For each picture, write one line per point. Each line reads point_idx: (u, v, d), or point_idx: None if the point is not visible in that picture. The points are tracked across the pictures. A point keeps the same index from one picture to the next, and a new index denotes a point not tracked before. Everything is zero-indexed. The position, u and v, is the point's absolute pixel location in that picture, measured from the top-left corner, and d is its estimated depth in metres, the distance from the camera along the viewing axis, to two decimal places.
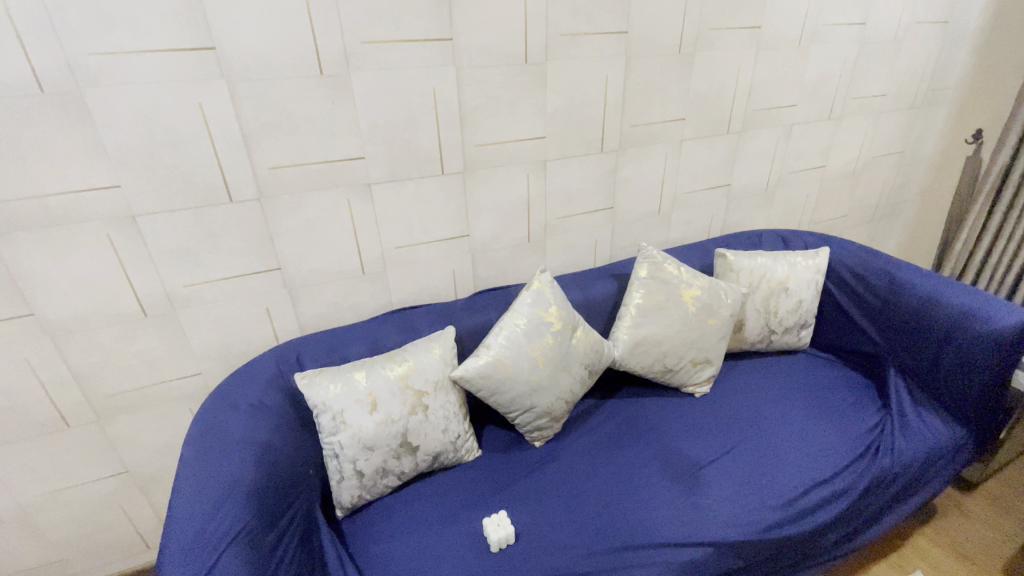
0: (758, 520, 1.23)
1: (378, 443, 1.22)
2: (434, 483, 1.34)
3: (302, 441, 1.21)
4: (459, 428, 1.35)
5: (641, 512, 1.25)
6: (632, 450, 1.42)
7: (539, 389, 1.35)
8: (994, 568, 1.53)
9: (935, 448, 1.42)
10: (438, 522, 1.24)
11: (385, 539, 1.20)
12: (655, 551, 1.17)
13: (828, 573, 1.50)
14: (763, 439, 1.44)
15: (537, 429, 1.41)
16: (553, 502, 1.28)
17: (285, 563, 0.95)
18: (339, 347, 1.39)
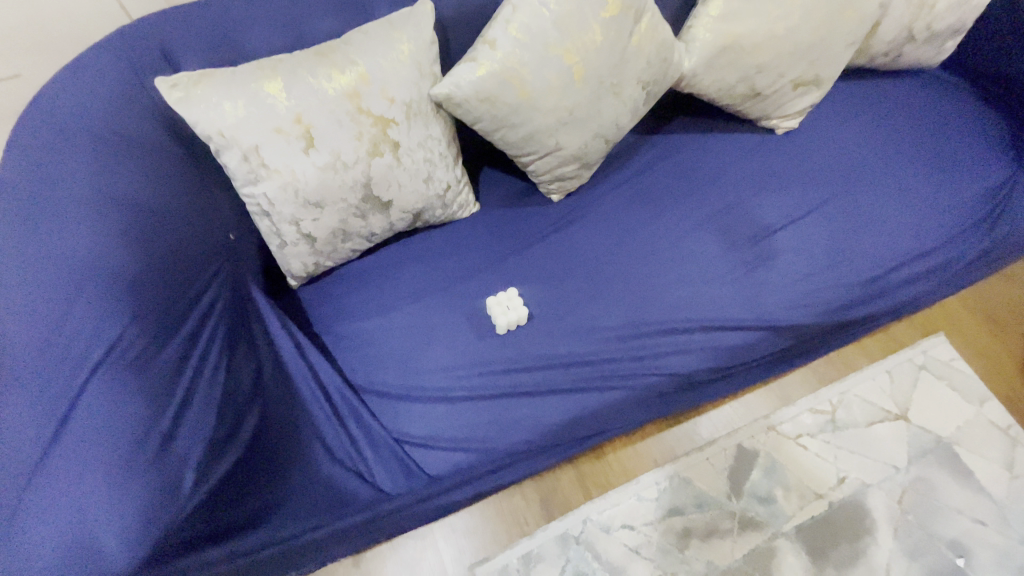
0: (830, 302, 0.98)
1: (327, 198, 0.81)
2: (419, 246, 1.01)
3: (206, 191, 0.78)
4: (448, 176, 0.93)
5: (690, 286, 0.96)
6: (684, 206, 1.05)
7: (571, 121, 0.87)
8: (1019, 331, 1.45)
9: None
10: (425, 297, 0.94)
11: (356, 316, 0.92)
12: (703, 334, 0.93)
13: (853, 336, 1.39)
14: (858, 198, 1.07)
15: (558, 180, 0.99)
16: (577, 274, 0.97)
17: (203, 383, 0.65)
18: (235, 34, 0.81)
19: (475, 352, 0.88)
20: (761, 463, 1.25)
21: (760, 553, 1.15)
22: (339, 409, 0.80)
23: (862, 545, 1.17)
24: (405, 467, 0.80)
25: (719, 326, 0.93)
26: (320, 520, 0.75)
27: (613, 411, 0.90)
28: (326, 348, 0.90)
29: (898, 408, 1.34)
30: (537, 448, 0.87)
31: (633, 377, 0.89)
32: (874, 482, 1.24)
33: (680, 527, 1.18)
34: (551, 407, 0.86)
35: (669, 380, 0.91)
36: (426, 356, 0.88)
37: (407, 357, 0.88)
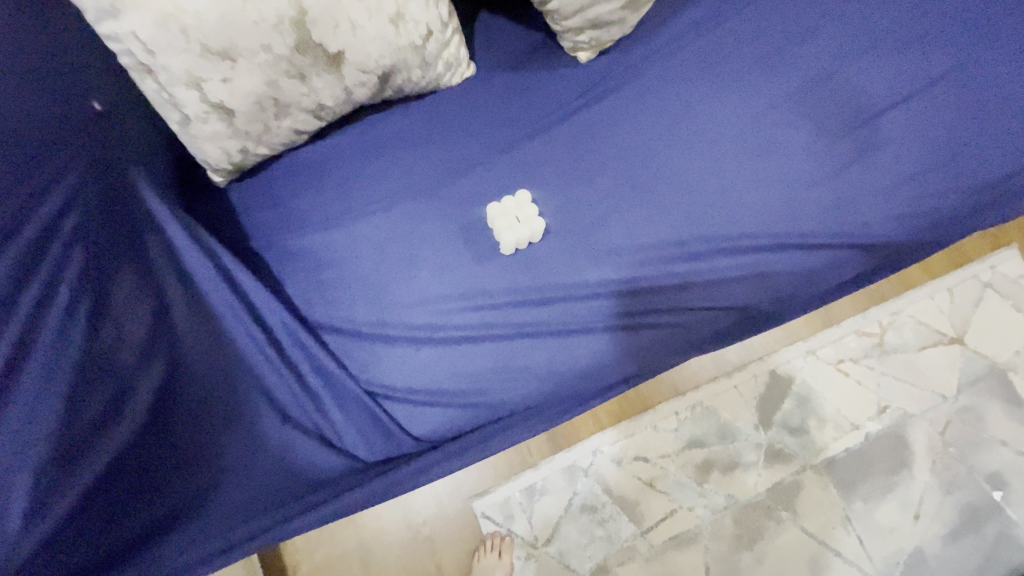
0: (937, 211, 0.74)
1: (235, 39, 0.56)
2: (393, 139, 0.78)
3: (52, 107, 0.60)
4: (428, 16, 0.66)
5: (752, 191, 0.73)
6: (754, 79, 0.78)
7: None
8: None
9: None
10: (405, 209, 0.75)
11: (319, 232, 0.75)
12: (768, 253, 0.71)
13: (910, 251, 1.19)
14: (990, 68, 0.78)
15: (587, 26, 0.72)
16: (604, 173, 0.74)
17: (39, 376, 0.53)
18: None
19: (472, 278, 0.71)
20: (795, 392, 1.11)
21: (784, 486, 1.05)
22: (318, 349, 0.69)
23: (895, 478, 1.07)
24: (377, 431, 0.70)
25: (790, 247, 0.71)
26: (249, 499, 0.66)
27: (643, 354, 0.70)
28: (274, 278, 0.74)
29: (954, 331, 1.17)
30: (543, 397, 0.71)
31: (672, 309, 0.70)
32: (917, 412, 1.11)
33: (699, 460, 1.06)
34: (564, 346, 0.69)
35: (723, 315, 0.70)
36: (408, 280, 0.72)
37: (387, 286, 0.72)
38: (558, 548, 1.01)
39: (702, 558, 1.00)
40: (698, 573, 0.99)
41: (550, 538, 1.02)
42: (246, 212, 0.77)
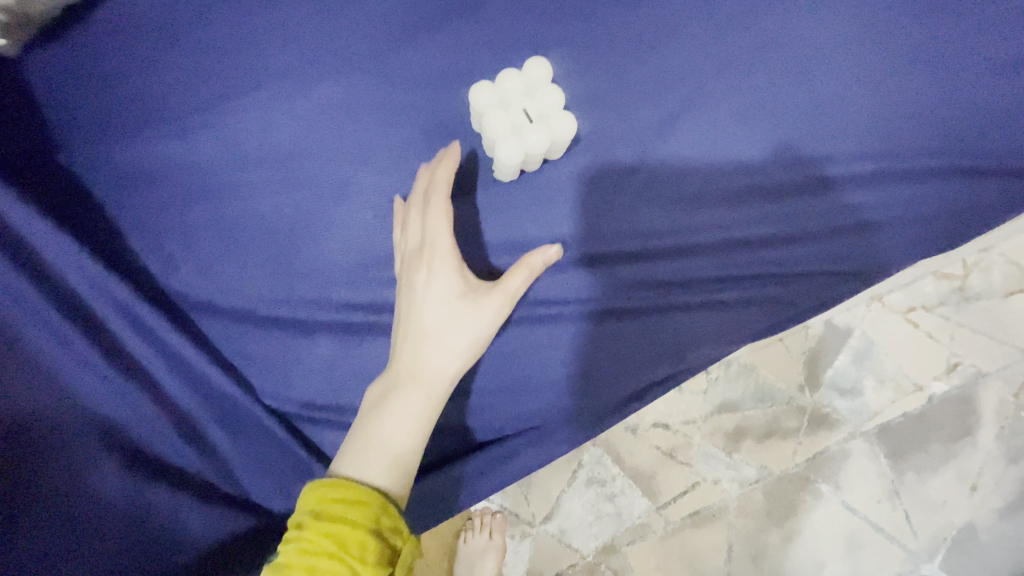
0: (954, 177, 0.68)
1: None
2: (348, 92, 0.71)
3: None
4: None
5: (752, 170, 0.68)
6: (767, 22, 0.70)
7: None
8: None
9: None
10: (365, 188, 0.69)
11: (272, 200, 0.70)
12: (754, 215, 0.67)
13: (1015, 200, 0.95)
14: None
15: None
16: (588, 103, 0.69)
17: None
18: None
19: None
20: (853, 345, 0.90)
21: (829, 456, 0.89)
22: (275, 333, 0.68)
23: (954, 446, 0.91)
24: (275, 452, 0.66)
25: (790, 240, 0.67)
26: (108, 569, 0.52)
27: (614, 340, 0.67)
28: (196, 271, 0.69)
29: None
30: (522, 390, 0.67)
31: (655, 303, 0.67)
32: (992, 370, 0.92)
33: (731, 427, 0.88)
34: (536, 338, 0.66)
35: (716, 318, 0.67)
36: (370, 253, 0.68)
37: (356, 266, 0.68)
38: (559, 527, 0.86)
39: (726, 535, 0.86)
40: (718, 551, 0.86)
41: (550, 515, 0.86)
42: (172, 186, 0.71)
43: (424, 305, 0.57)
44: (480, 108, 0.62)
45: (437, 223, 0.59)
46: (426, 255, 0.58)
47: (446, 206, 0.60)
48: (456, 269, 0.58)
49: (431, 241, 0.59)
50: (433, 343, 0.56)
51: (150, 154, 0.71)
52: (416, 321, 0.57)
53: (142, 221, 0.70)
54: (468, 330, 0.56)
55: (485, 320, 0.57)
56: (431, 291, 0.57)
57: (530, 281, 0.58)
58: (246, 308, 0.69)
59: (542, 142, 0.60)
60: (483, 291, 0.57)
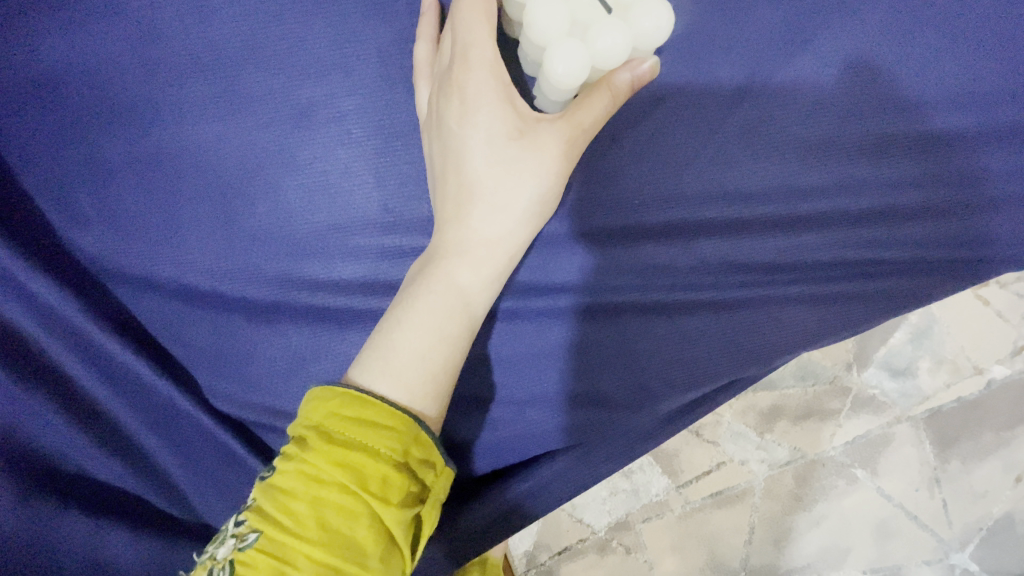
0: None
1: None
2: None
3: None
4: None
5: (868, 114, 0.51)
6: None
7: None
8: None
9: None
10: (347, 114, 0.51)
11: (217, 128, 0.52)
12: (867, 178, 0.50)
13: None
14: None
15: None
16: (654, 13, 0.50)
17: None
18: None
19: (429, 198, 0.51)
20: (911, 323, 0.81)
21: (870, 440, 0.81)
22: (229, 308, 0.53)
23: (1007, 435, 0.83)
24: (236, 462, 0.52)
25: (911, 211, 0.51)
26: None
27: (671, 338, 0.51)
28: (123, 226, 0.53)
29: None
30: (550, 395, 0.52)
31: (730, 289, 0.51)
32: None
33: (766, 406, 0.80)
34: (567, 327, 0.51)
35: (814, 311, 0.51)
36: (350, 210, 0.51)
37: (333, 226, 0.51)
38: (571, 501, 0.81)
39: (749, 517, 0.81)
40: (739, 533, 0.81)
41: None
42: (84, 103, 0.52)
43: (468, 145, 0.45)
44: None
45: (474, 30, 0.45)
46: (465, 73, 0.45)
47: (486, 11, 0.45)
48: (506, 98, 0.45)
49: (470, 55, 0.45)
50: (485, 189, 0.45)
51: (54, 55, 0.52)
52: (462, 166, 0.45)
53: (47, 149, 0.53)
54: (530, 174, 0.44)
55: (551, 155, 0.44)
56: (478, 119, 0.44)
57: (614, 107, 0.45)
58: (191, 275, 0.53)
59: (617, 44, 0.43)
60: (547, 124, 0.45)
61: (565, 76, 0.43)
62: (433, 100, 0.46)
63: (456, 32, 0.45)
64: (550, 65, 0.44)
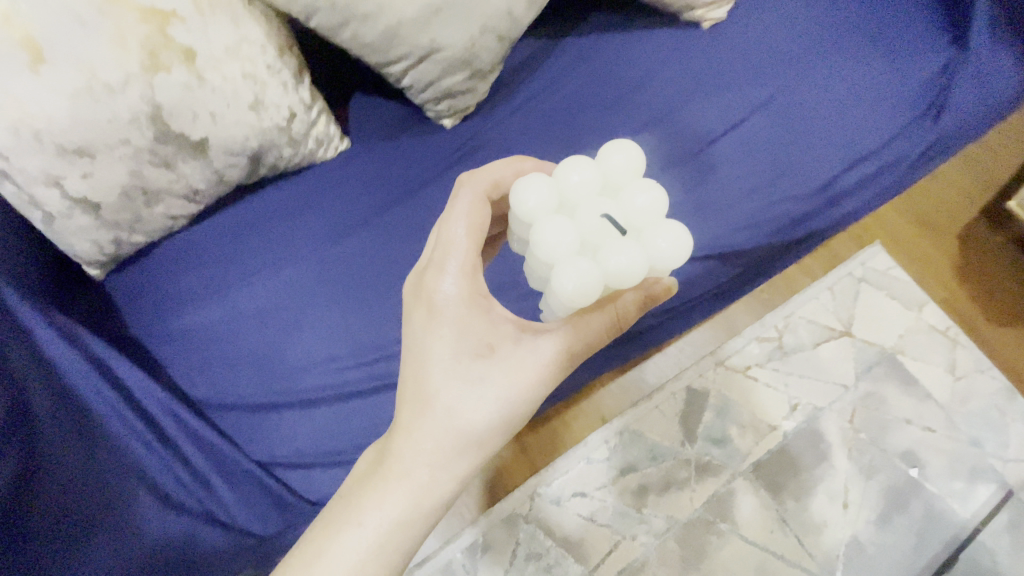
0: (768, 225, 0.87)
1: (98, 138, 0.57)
2: (295, 205, 0.77)
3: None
4: (302, 104, 0.70)
5: None
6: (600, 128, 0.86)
7: (441, 11, 0.68)
8: (950, 233, 1.45)
9: (1004, 99, 1.00)
10: (310, 272, 0.73)
11: (243, 297, 0.72)
12: None
13: (796, 276, 1.33)
14: (802, 90, 0.93)
15: (446, 99, 0.78)
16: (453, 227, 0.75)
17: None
18: None
19: (384, 326, 0.71)
20: (713, 403, 1.17)
21: (719, 498, 1.08)
22: (234, 424, 0.68)
23: (819, 471, 1.13)
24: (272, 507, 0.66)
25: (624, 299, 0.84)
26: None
27: None
28: (178, 342, 0.70)
29: (842, 325, 1.29)
30: None
31: None
32: (825, 405, 1.19)
33: (635, 485, 1.08)
34: None
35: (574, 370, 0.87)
36: (319, 347, 0.70)
37: (316, 361, 0.70)
38: None
39: None
40: None
41: None
42: (157, 276, 0.73)
43: (431, 353, 0.54)
44: (537, 208, 0.55)
45: (456, 245, 0.54)
46: (446, 282, 0.54)
47: (475, 229, 0.55)
48: (484, 311, 0.54)
49: (455, 270, 0.54)
50: (455, 394, 0.53)
51: (149, 270, 0.73)
52: (428, 379, 0.53)
53: (136, 313, 0.72)
54: (493, 396, 0.53)
55: (519, 377, 0.53)
56: (449, 333, 0.53)
57: (599, 330, 0.56)
58: (216, 399, 0.69)
59: (634, 260, 0.51)
60: (518, 347, 0.54)
61: (572, 292, 0.51)
62: (414, 302, 0.56)
63: (443, 245, 0.54)
64: (559, 281, 0.51)
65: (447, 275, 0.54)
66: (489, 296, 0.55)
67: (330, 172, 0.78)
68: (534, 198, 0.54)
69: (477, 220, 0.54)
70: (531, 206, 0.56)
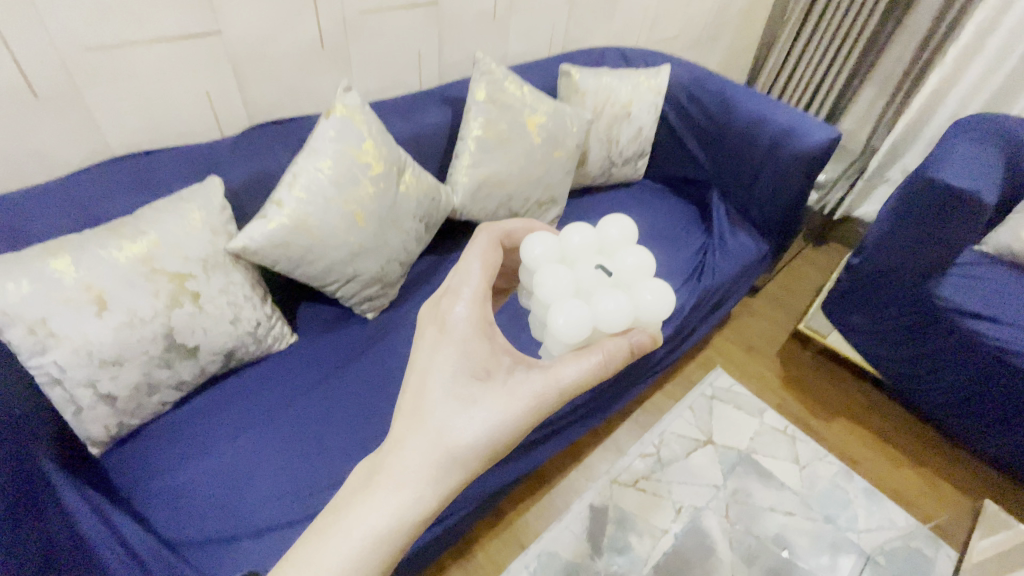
0: None
1: (127, 353, 0.83)
2: (256, 386, 1.03)
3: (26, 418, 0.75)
4: (259, 316, 1.02)
5: None
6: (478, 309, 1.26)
7: (361, 251, 1.07)
8: (771, 352, 1.90)
9: (745, 265, 1.51)
10: (268, 434, 0.96)
11: (212, 458, 0.91)
12: None
13: (662, 400, 1.69)
14: None
15: (366, 299, 1.15)
16: (374, 387, 1.05)
17: None
18: (93, 205, 0.90)
19: (325, 467, 0.93)
20: (614, 516, 1.38)
21: None
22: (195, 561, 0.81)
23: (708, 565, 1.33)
24: None
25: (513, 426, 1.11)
26: None
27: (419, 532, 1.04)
28: (155, 500, 0.86)
29: (704, 435, 1.61)
30: None
31: None
32: (703, 504, 1.44)
33: None
34: None
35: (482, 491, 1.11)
36: (273, 489, 0.89)
37: (269, 500, 0.88)
38: None
39: None
40: None
41: None
42: (141, 447, 0.91)
43: (431, 373, 0.64)
44: (541, 264, 0.80)
45: (471, 275, 0.71)
46: (457, 306, 0.68)
47: (489, 263, 0.74)
48: (486, 336, 0.68)
49: (467, 298, 0.69)
50: (458, 397, 0.63)
51: (135, 443, 0.91)
52: (427, 396, 0.63)
53: (122, 476, 0.87)
54: (484, 417, 0.62)
55: (512, 401, 0.64)
56: (455, 352, 0.65)
57: (588, 374, 0.70)
58: (182, 539, 0.83)
59: (620, 304, 0.75)
60: (512, 376, 0.67)
61: (566, 323, 0.72)
62: (429, 322, 0.70)
63: (461, 276, 0.71)
64: (558, 315, 0.73)
65: (461, 300, 0.69)
66: (491, 323, 0.70)
67: (282, 359, 1.08)
68: (542, 250, 0.80)
69: (490, 259, 0.73)
70: (535, 261, 0.80)
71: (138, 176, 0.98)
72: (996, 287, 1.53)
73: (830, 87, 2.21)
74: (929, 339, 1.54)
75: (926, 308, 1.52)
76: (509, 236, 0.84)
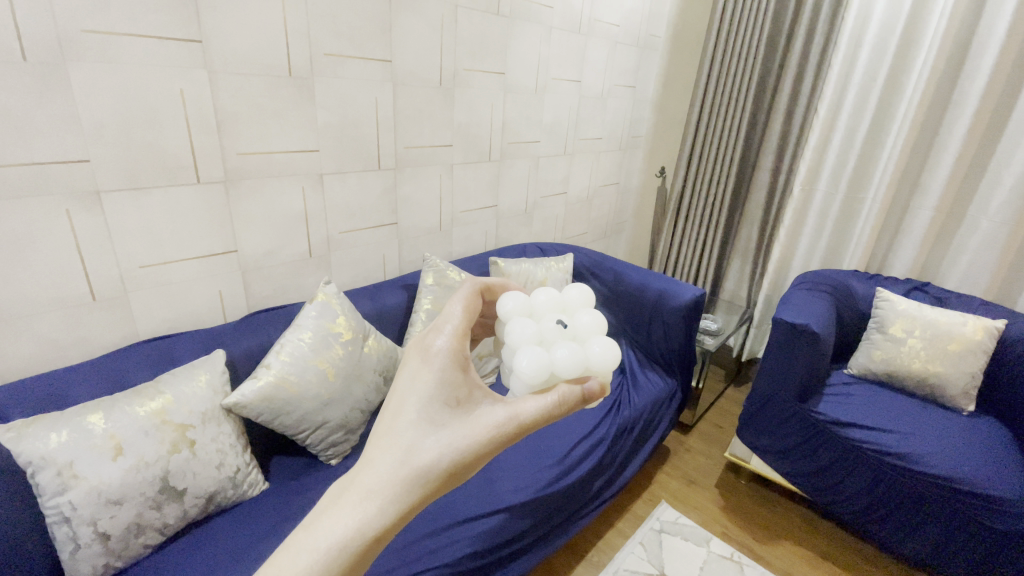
0: (540, 480, 1.42)
1: (128, 493, 1.00)
2: (229, 529, 1.17)
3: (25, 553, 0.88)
4: (238, 462, 1.21)
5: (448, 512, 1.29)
6: None
7: (331, 402, 1.33)
8: (709, 483, 2.07)
9: (656, 398, 1.82)
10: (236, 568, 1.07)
11: None
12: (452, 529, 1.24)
13: (612, 536, 1.79)
14: None
15: (331, 446, 1.37)
16: None
17: None
18: (124, 375, 1.18)
19: None
20: None
21: None
22: None
23: None
24: None
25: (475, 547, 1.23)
26: None
27: None
28: None
29: (656, 568, 1.68)
30: None
31: None
32: None
33: None
34: None
35: None
36: None
37: None
38: None
39: None
40: None
41: None
42: None
43: (408, 394, 0.72)
44: (509, 317, 0.94)
45: (451, 316, 0.82)
46: (440, 339, 0.78)
47: (467, 308, 0.85)
48: (461, 369, 0.77)
49: (448, 332, 0.78)
50: (430, 418, 0.70)
51: None
52: (403, 411, 0.70)
53: None
54: (449, 440, 0.68)
55: (477, 425, 0.71)
56: (433, 379, 0.74)
57: (544, 413, 0.77)
58: None
59: (573, 354, 0.88)
60: (478, 407, 0.75)
61: (526, 367, 0.84)
62: (411, 354, 0.78)
63: (443, 318, 0.82)
64: (520, 361, 0.85)
65: (442, 334, 0.78)
66: (465, 361, 0.78)
67: (254, 505, 1.24)
68: (512, 303, 0.94)
69: (470, 305, 0.85)
70: (506, 315, 0.94)
71: (162, 352, 1.27)
72: (863, 399, 1.87)
73: (709, 261, 2.84)
74: (824, 450, 1.79)
75: (811, 424, 1.81)
76: (488, 288, 0.95)
